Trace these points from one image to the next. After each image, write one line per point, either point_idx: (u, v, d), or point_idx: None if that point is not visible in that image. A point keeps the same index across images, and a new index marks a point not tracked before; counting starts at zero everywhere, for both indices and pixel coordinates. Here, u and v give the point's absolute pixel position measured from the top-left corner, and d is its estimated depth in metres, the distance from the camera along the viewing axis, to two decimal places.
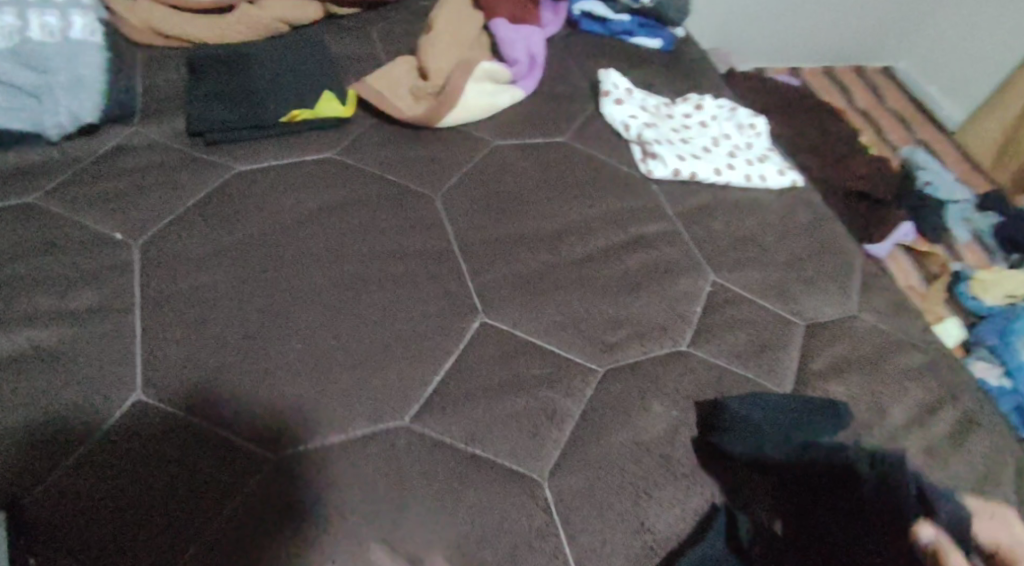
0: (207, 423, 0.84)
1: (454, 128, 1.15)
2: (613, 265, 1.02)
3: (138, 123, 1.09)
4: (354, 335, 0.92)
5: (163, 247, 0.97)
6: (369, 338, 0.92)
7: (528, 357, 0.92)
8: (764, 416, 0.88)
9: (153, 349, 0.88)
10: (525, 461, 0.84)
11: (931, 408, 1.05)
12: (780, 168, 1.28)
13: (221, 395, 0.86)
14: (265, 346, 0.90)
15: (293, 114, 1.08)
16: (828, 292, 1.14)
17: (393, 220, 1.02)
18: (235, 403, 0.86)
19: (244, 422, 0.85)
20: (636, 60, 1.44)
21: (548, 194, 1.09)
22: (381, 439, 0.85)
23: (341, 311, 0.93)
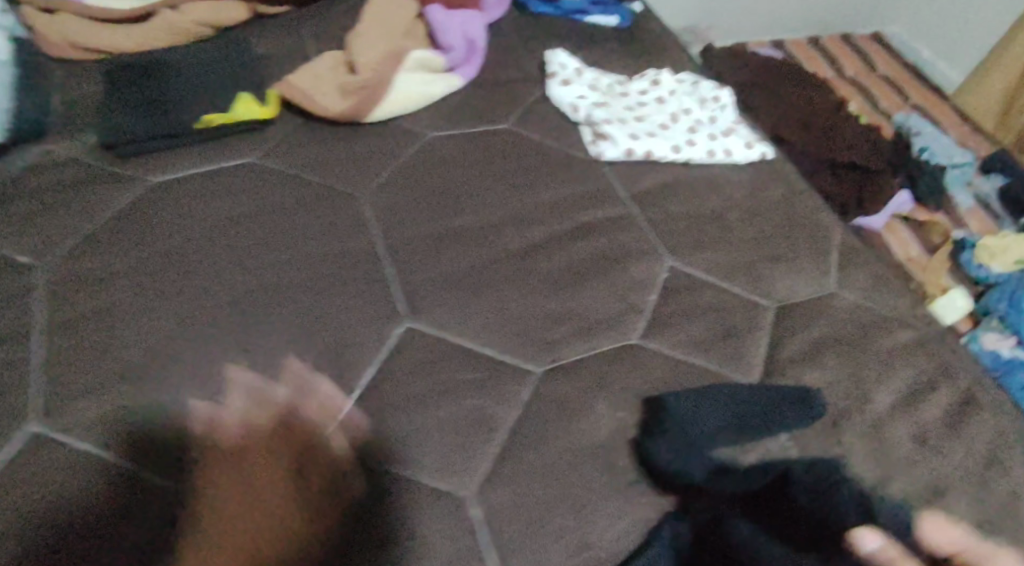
0: (123, 457, 0.75)
1: (387, 121, 1.08)
2: (556, 258, 0.95)
3: (47, 137, 1.00)
4: (275, 350, 0.84)
5: (69, 269, 0.88)
6: (292, 354, 0.84)
7: (460, 364, 0.85)
8: (707, 413, 0.83)
9: (52, 381, 0.80)
10: (457, 479, 0.78)
11: (922, 390, 0.95)
12: (747, 141, 1.19)
13: (138, 425, 0.77)
14: (184, 369, 0.82)
15: (208, 118, 1.01)
16: (804, 269, 1.05)
17: (319, 225, 0.95)
18: (153, 432, 0.77)
19: (165, 452, 0.76)
20: (590, 37, 1.35)
21: (489, 184, 1.01)
22: (299, 460, 0.77)
23: (260, 326, 0.86)
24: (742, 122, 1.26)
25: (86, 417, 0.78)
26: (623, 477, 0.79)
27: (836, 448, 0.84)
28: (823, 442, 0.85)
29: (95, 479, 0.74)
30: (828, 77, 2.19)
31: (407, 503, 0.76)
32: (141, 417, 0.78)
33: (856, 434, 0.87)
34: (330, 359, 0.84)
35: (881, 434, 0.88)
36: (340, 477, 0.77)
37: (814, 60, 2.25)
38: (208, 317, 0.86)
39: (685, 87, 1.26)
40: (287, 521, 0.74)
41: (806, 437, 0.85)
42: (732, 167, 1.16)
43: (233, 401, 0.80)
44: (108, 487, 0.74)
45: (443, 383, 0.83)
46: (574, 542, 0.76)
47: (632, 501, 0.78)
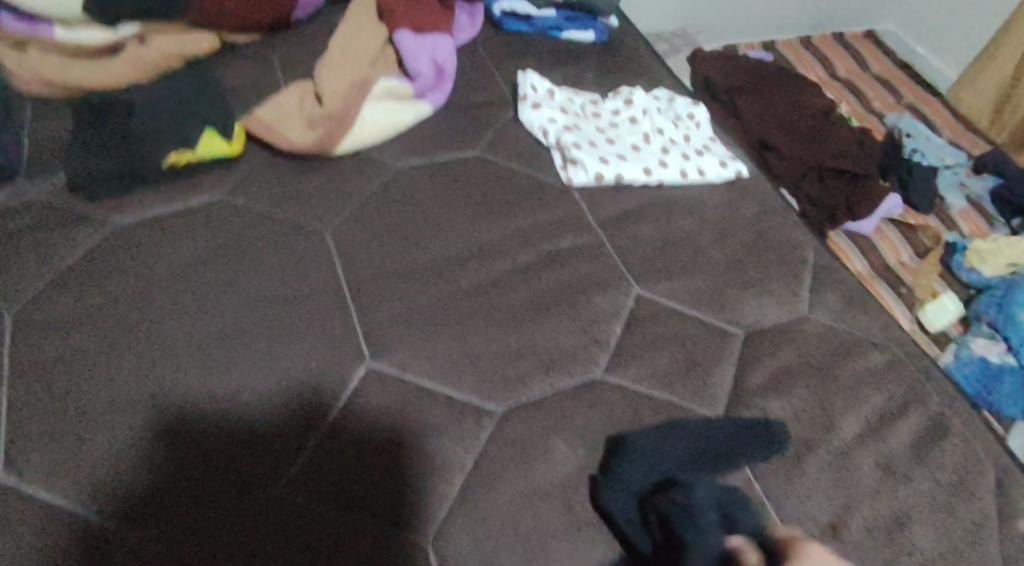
0: (106, 514, 0.77)
1: (354, 153, 1.08)
2: (520, 290, 0.95)
3: (13, 175, 1.00)
4: (243, 392, 0.85)
5: (34, 312, 0.89)
6: (264, 395, 0.85)
7: (420, 404, 0.85)
8: (667, 451, 0.83)
9: (17, 428, 0.81)
10: (417, 524, 0.79)
11: (890, 417, 0.95)
12: (721, 160, 1.18)
13: (118, 480, 0.79)
14: (158, 417, 0.82)
15: (175, 160, 1.02)
16: (774, 292, 1.05)
17: (284, 262, 0.95)
18: (133, 488, 0.78)
19: (146, 507, 0.77)
20: (564, 56, 1.35)
21: (454, 215, 1.01)
22: (262, 509, 0.78)
23: (226, 367, 0.86)
24: (716, 140, 1.26)
25: (63, 471, 0.79)
26: (579, 519, 0.80)
27: (794, 486, 0.86)
28: (781, 479, 0.86)
29: (78, 540, 0.75)
30: (818, 79, 2.18)
31: (373, 548, 0.77)
32: (120, 472, 0.79)
33: (817, 467, 0.88)
34: (300, 399, 0.85)
35: (844, 466, 0.89)
36: (304, 528, 0.77)
37: (804, 62, 2.23)
38: (174, 360, 0.86)
39: (659, 105, 1.26)
40: None
41: (765, 473, 0.86)
42: (705, 188, 1.16)
43: (208, 449, 0.81)
44: (93, 547, 0.75)
45: (408, 423, 0.84)
46: None
47: (590, 547, 0.79)
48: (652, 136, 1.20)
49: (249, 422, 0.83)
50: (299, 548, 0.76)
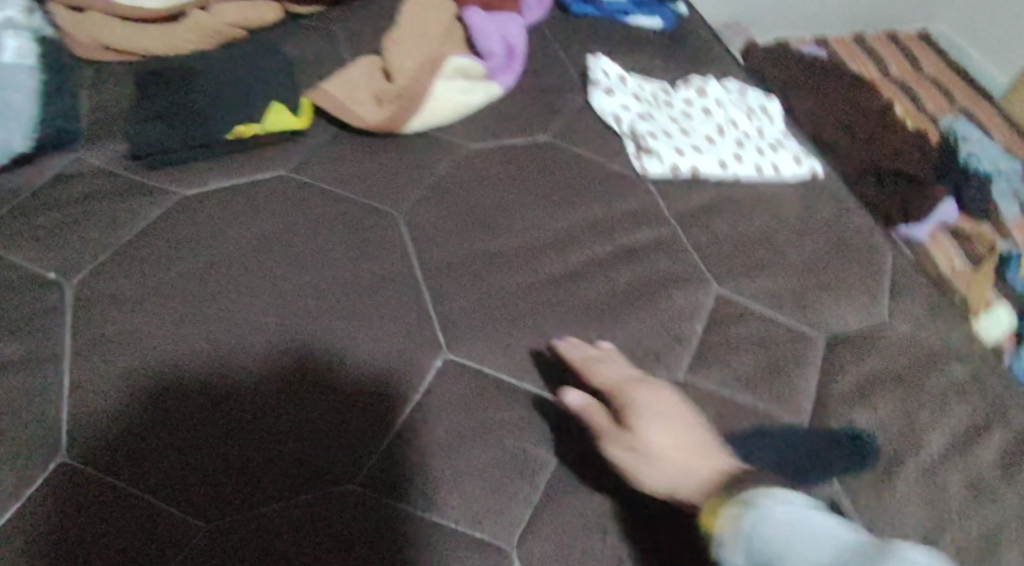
0: (71, 540, 0.71)
1: (423, 133, 1.04)
2: (599, 284, 0.91)
3: (80, 147, 0.98)
4: (211, 390, 0.80)
5: (98, 286, 0.86)
6: (229, 392, 0.80)
7: (498, 401, 0.83)
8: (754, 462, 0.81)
9: (81, 405, 0.78)
10: (493, 528, 0.76)
11: (980, 431, 0.90)
12: (795, 157, 1.13)
13: (81, 500, 0.73)
14: (122, 425, 0.77)
15: (240, 131, 0.98)
16: (855, 296, 1.00)
17: (353, 245, 0.92)
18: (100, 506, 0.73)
19: (116, 525, 0.72)
20: (634, 40, 1.30)
21: (527, 203, 0.98)
22: (333, 503, 0.75)
23: (196, 366, 0.81)
24: (789, 135, 1.21)
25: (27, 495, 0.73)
26: (661, 532, 0.78)
27: (886, 503, 0.82)
28: (871, 494, 0.82)
29: (95, 551, 0.71)
30: (872, 77, 2.12)
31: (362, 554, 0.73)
32: (83, 490, 0.73)
33: (909, 483, 0.83)
34: (295, 395, 0.80)
35: (933, 480, 0.84)
36: (376, 527, 0.74)
37: (857, 60, 2.17)
38: (145, 361, 0.81)
39: (731, 97, 1.21)
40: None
41: (855, 487, 0.82)
42: (781, 185, 1.11)
43: (229, 440, 0.77)
44: (114, 557, 0.71)
45: (390, 425, 0.80)
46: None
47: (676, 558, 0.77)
48: (725, 128, 1.15)
49: (216, 420, 0.78)
50: (281, 549, 0.73)
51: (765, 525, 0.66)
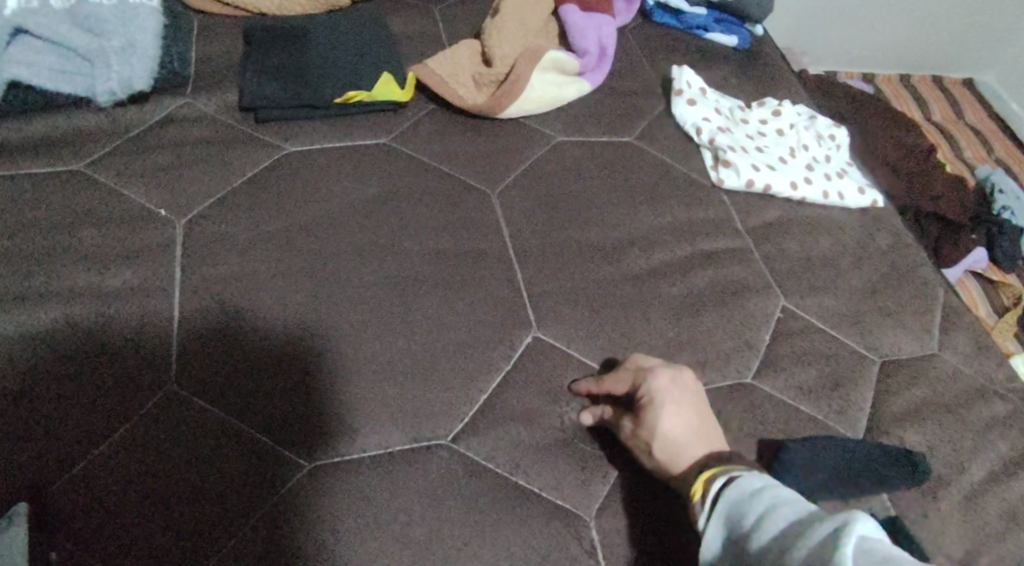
0: (155, 470, 0.75)
1: (514, 121, 1.08)
2: (676, 284, 0.96)
3: (190, 93, 1.03)
4: (227, 372, 0.81)
5: (206, 228, 0.90)
6: (241, 377, 0.81)
7: (578, 380, 0.86)
8: (831, 463, 0.83)
9: (189, 339, 0.82)
10: (572, 497, 0.79)
11: (1018, 465, 0.94)
12: (860, 186, 1.17)
13: (108, 458, 0.74)
14: (141, 395, 0.78)
15: (350, 96, 1.02)
16: (911, 325, 1.04)
17: (447, 217, 0.95)
18: (104, 481, 0.73)
19: (133, 488, 0.73)
20: (714, 56, 1.34)
21: (611, 199, 1.02)
22: (419, 457, 0.79)
23: (215, 347, 0.82)
24: (853, 168, 1.25)
25: (99, 427, 0.76)
26: None
27: (930, 520, 0.86)
28: (916, 511, 0.86)
29: (197, 476, 0.75)
30: (917, 119, 2.16)
31: (377, 520, 0.75)
32: (88, 465, 0.74)
33: (951, 504, 0.88)
34: (386, 354, 0.84)
35: (975, 508, 0.89)
36: (460, 482, 0.78)
37: (902, 101, 2.20)
38: (168, 337, 0.82)
39: (802, 122, 1.25)
40: (415, 513, 0.75)
41: (903, 503, 0.86)
42: (844, 212, 1.15)
43: (323, 389, 0.81)
44: (213, 486, 0.75)
45: (399, 419, 0.81)
46: None
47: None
48: (796, 152, 1.19)
49: (233, 398, 0.79)
50: (333, 498, 0.75)
51: (750, 497, 0.68)
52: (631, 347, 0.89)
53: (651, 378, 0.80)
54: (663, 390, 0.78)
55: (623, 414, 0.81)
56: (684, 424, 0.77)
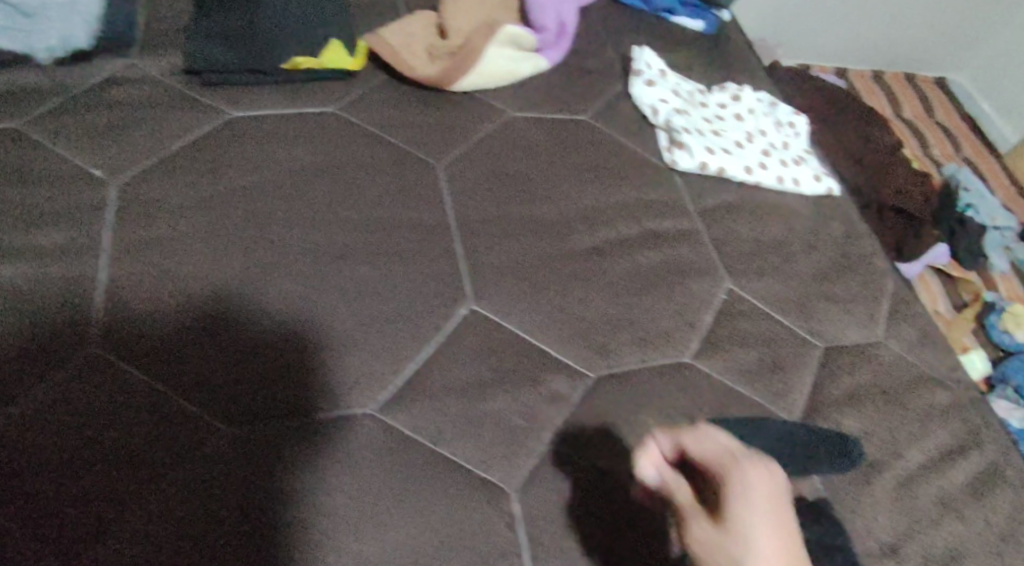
0: (72, 431, 0.73)
1: (468, 93, 1.07)
2: (620, 261, 0.95)
3: (134, 54, 1.00)
4: (177, 347, 0.79)
5: (142, 190, 0.88)
6: (192, 354, 0.78)
7: (515, 353, 0.85)
8: (762, 443, 0.84)
9: (116, 301, 0.80)
10: (500, 470, 0.78)
11: (951, 455, 0.94)
12: (816, 173, 1.17)
13: (23, 417, 0.72)
14: (62, 355, 0.76)
15: (295, 63, 1.00)
16: (856, 312, 1.04)
17: (390, 188, 0.94)
18: (40, 451, 0.71)
19: (48, 448, 0.71)
20: (677, 39, 1.33)
21: (560, 176, 1.01)
22: (346, 426, 0.78)
23: (165, 319, 0.80)
24: (811, 155, 1.24)
25: (15, 384, 0.74)
26: None
27: (860, 504, 0.86)
28: (846, 495, 0.87)
29: (115, 439, 0.73)
30: (887, 115, 2.15)
31: (296, 489, 0.73)
32: (25, 433, 0.72)
33: (883, 490, 0.88)
34: (316, 323, 0.82)
35: (907, 494, 0.89)
36: (385, 453, 0.77)
37: (873, 98, 2.19)
38: (113, 306, 0.80)
39: (761, 108, 1.24)
40: (338, 484, 0.74)
41: (833, 487, 0.87)
42: (799, 198, 1.15)
43: (251, 354, 0.79)
44: (130, 450, 0.73)
45: (339, 394, 0.79)
46: (599, 559, 0.76)
47: (670, 539, 0.79)
48: (754, 136, 1.18)
49: (158, 361, 0.78)
50: (253, 465, 0.74)
51: None
52: (570, 324, 0.89)
53: (749, 481, 0.64)
54: (757, 499, 0.64)
55: (708, 517, 0.65)
56: (774, 553, 0.62)
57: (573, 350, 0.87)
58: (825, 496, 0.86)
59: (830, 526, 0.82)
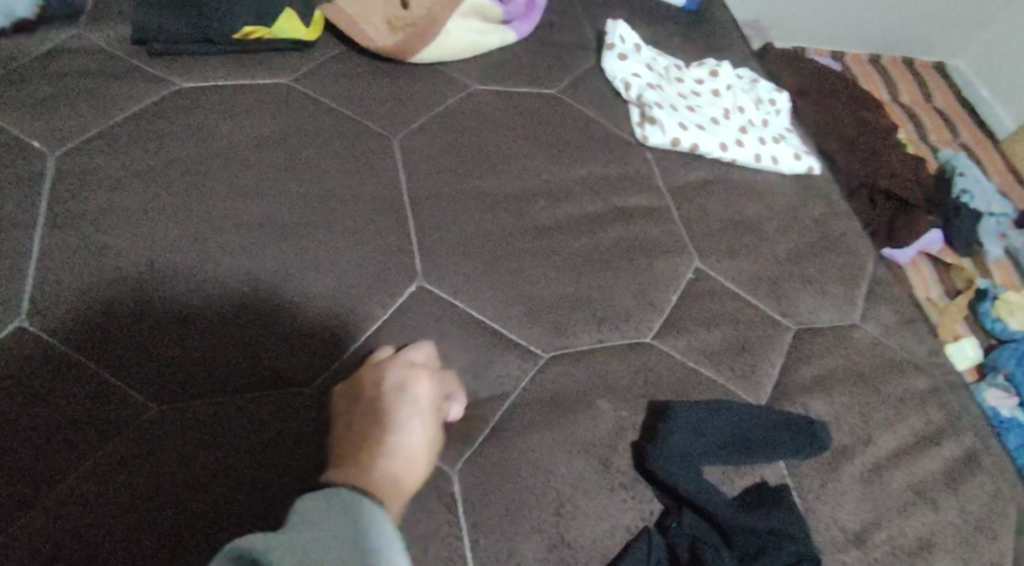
0: None
1: (431, 65, 1.03)
2: (581, 239, 0.92)
3: (81, 23, 0.96)
4: (138, 338, 0.75)
5: (81, 162, 0.85)
6: (138, 336, 0.76)
7: (466, 332, 0.83)
8: (718, 424, 0.81)
9: (48, 275, 0.77)
10: (445, 454, 0.76)
11: (926, 441, 0.90)
12: (796, 151, 1.12)
13: None
14: None
15: (248, 31, 0.95)
16: (832, 293, 1.00)
17: (342, 162, 0.90)
18: None
19: None
20: (657, 12, 1.28)
21: (522, 151, 0.97)
22: (285, 406, 0.75)
23: (126, 313, 0.76)
24: (793, 133, 1.19)
25: None
26: (613, 482, 0.78)
27: (827, 490, 0.83)
28: (814, 481, 0.83)
29: (40, 415, 0.70)
30: (883, 100, 2.04)
31: (227, 468, 0.71)
32: None
33: (852, 476, 0.84)
34: (256, 298, 0.80)
35: (876, 481, 0.85)
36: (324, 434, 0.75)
37: (869, 82, 2.08)
38: (44, 279, 0.77)
39: (742, 85, 1.19)
40: (272, 464, 0.73)
41: (798, 472, 0.83)
42: (776, 177, 1.10)
43: (186, 330, 0.77)
44: (55, 426, 0.70)
45: (290, 387, 0.77)
46: (547, 545, 0.73)
47: (622, 526, 0.76)
48: (731, 112, 1.13)
49: (88, 335, 0.75)
50: (184, 443, 0.72)
51: None
52: (525, 304, 0.86)
53: None
54: None
55: None
56: None
57: (527, 331, 0.85)
58: (790, 482, 0.83)
59: (790, 511, 0.78)
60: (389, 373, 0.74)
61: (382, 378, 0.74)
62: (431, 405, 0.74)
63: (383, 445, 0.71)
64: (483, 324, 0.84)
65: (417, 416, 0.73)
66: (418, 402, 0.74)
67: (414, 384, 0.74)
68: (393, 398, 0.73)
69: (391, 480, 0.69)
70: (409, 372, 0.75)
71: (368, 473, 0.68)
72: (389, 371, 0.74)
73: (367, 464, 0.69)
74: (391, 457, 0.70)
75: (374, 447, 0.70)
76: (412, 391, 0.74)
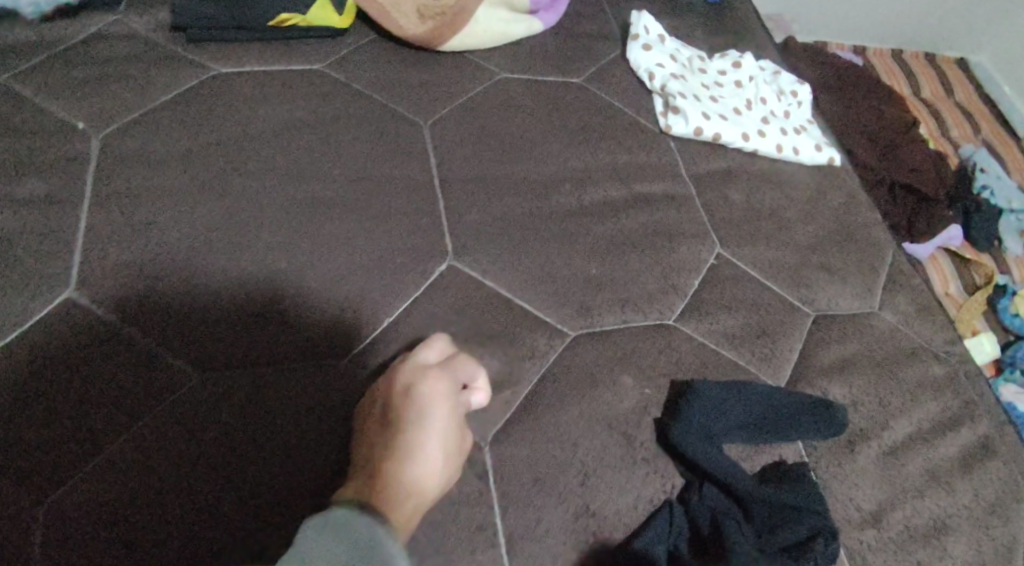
0: (48, 373, 0.73)
1: (459, 54, 1.05)
2: (605, 224, 0.94)
3: (122, 10, 0.99)
4: (180, 312, 0.79)
5: (124, 143, 0.88)
6: (181, 309, 0.79)
7: (494, 311, 0.85)
8: (739, 406, 0.83)
9: (95, 251, 0.80)
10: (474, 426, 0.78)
11: (942, 426, 0.91)
12: (817, 143, 1.13)
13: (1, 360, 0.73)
14: (40, 300, 0.77)
15: (282, 18, 0.98)
16: (851, 280, 1.02)
17: (373, 145, 0.93)
18: (47, 408, 0.72)
19: (26, 388, 0.72)
20: (680, 4, 1.29)
21: (548, 138, 1.00)
22: (321, 378, 0.78)
23: (170, 288, 0.80)
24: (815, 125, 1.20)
25: None
26: (635, 457, 0.80)
27: (845, 470, 0.85)
28: (832, 461, 0.85)
29: (90, 382, 0.74)
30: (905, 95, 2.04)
31: (266, 436, 0.74)
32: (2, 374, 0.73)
33: (870, 457, 0.86)
34: (292, 275, 0.82)
35: (893, 462, 0.87)
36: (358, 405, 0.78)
37: (891, 76, 2.08)
38: (91, 255, 0.80)
39: (764, 76, 1.20)
40: (309, 433, 0.75)
41: (817, 451, 0.85)
42: (797, 166, 1.12)
43: (226, 304, 0.80)
44: (104, 393, 0.74)
45: (324, 361, 0.79)
46: (573, 515, 0.75)
47: (645, 498, 0.78)
48: (754, 103, 1.15)
49: (134, 307, 0.78)
50: (225, 411, 0.75)
51: None
52: (551, 285, 0.88)
53: None
54: None
55: None
56: None
57: (552, 312, 0.87)
58: (808, 461, 0.85)
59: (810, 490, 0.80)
60: (399, 375, 0.75)
61: (392, 382, 0.75)
62: (445, 398, 0.74)
63: (394, 445, 0.71)
64: (510, 303, 0.86)
65: (428, 413, 0.73)
66: (428, 399, 0.73)
67: (423, 383, 0.74)
68: (403, 399, 0.73)
69: (404, 479, 0.69)
70: (419, 372, 0.75)
71: (377, 474, 0.69)
72: (398, 374, 0.75)
73: (378, 465, 0.70)
74: (411, 455, 0.70)
75: (386, 448, 0.71)
76: (420, 390, 0.74)
